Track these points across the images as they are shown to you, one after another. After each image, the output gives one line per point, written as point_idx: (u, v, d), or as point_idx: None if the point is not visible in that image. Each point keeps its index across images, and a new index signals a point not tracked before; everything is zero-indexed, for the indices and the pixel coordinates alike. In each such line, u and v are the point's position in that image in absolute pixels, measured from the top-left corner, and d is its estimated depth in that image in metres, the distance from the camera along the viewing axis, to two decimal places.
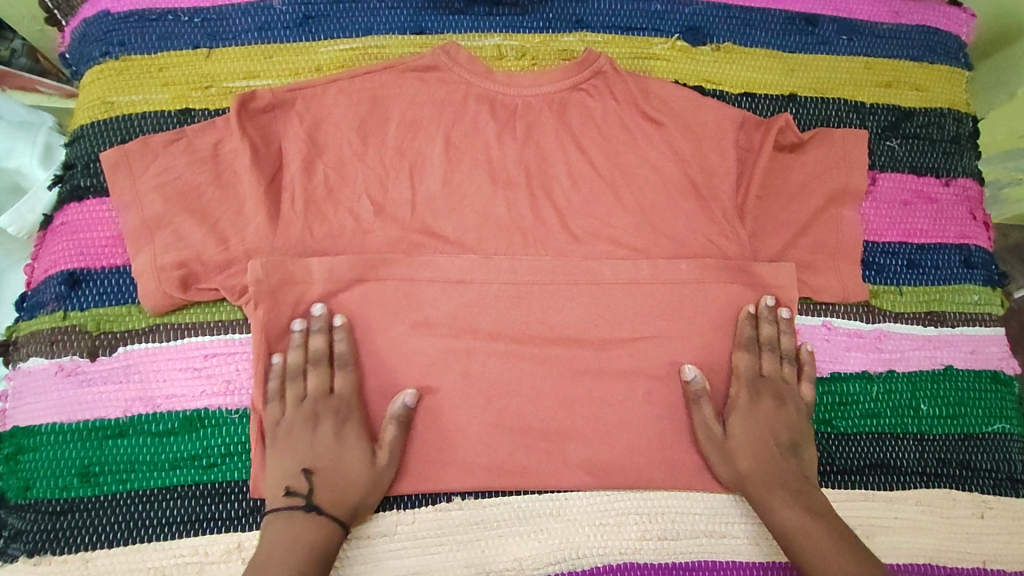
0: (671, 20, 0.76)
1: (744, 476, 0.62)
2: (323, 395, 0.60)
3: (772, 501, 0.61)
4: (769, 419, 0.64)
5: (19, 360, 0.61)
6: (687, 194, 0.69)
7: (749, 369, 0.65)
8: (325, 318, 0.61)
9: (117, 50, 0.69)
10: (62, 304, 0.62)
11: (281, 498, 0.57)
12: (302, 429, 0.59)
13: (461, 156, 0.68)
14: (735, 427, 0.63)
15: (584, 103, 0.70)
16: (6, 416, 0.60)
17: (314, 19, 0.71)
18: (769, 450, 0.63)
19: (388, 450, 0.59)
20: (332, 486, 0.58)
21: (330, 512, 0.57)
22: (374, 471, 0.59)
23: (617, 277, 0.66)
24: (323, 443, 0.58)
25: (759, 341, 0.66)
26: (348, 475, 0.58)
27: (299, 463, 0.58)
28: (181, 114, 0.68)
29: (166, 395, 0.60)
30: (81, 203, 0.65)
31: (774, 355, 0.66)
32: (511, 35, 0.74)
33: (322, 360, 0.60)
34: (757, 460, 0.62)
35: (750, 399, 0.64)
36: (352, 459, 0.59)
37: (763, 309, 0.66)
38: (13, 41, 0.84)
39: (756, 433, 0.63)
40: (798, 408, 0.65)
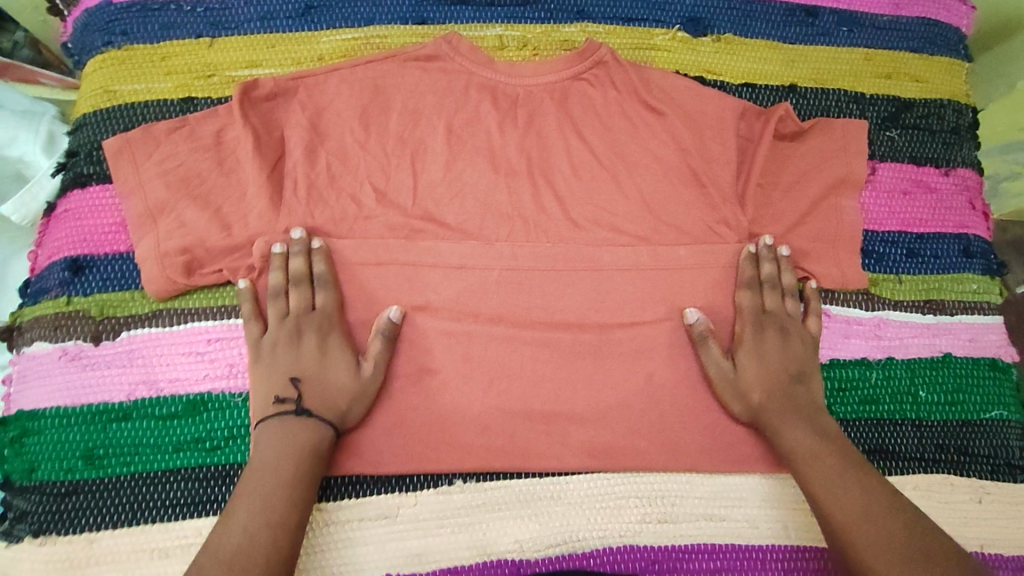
0: (672, 11, 0.77)
1: (758, 407, 0.63)
2: (306, 311, 0.61)
3: (785, 426, 0.62)
4: (777, 352, 0.65)
5: (23, 344, 0.62)
6: (687, 182, 0.69)
7: (753, 307, 0.66)
8: (303, 241, 0.61)
9: (120, 40, 0.69)
10: (66, 290, 0.62)
11: (270, 407, 0.58)
12: (286, 344, 0.60)
13: (462, 144, 0.68)
14: (744, 362, 0.64)
15: (585, 92, 0.71)
16: (12, 399, 0.61)
17: (316, 8, 0.72)
18: (780, 380, 0.64)
19: (373, 360, 0.61)
20: (320, 394, 0.59)
21: (321, 417, 0.58)
22: (360, 379, 0.60)
23: (617, 264, 0.66)
24: (308, 354, 0.60)
25: (761, 280, 0.67)
26: (335, 384, 0.59)
27: (286, 374, 0.59)
28: (184, 102, 0.69)
29: (170, 379, 0.61)
30: (85, 190, 0.65)
31: (777, 292, 0.67)
32: (512, 25, 0.74)
33: (301, 280, 0.61)
34: (768, 391, 0.64)
35: (756, 334, 0.65)
36: (339, 370, 0.60)
37: (762, 249, 0.67)
38: (16, 34, 0.86)
39: (765, 366, 0.64)
40: (803, 340, 0.67)
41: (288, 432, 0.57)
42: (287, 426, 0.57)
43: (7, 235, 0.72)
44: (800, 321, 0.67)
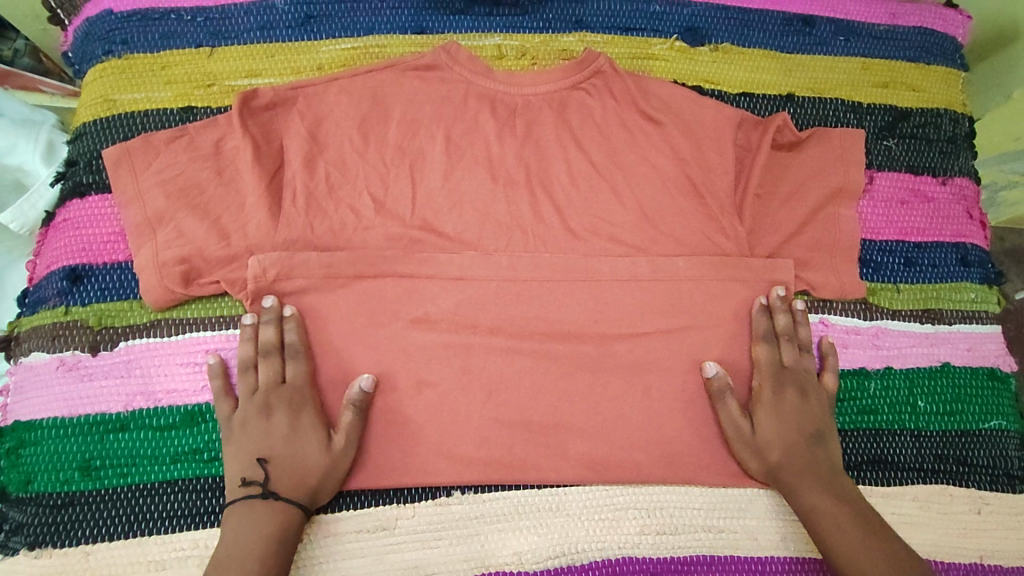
0: (670, 20, 0.77)
1: (776, 466, 0.63)
2: (276, 385, 0.60)
3: (801, 487, 0.62)
4: (795, 408, 0.64)
5: (21, 355, 0.62)
6: (686, 192, 0.70)
7: (770, 362, 0.66)
8: (274, 309, 0.61)
9: (120, 49, 0.69)
10: (63, 300, 0.62)
11: (237, 488, 0.57)
12: (256, 419, 0.59)
13: (461, 154, 0.68)
14: (763, 421, 0.64)
15: (583, 102, 0.71)
16: (8, 410, 0.60)
17: (316, 18, 0.72)
18: (799, 439, 0.63)
19: (344, 434, 0.59)
20: (289, 473, 0.58)
21: (290, 500, 0.57)
22: (331, 454, 0.59)
23: (616, 274, 0.66)
24: (277, 432, 0.59)
25: (776, 333, 0.66)
26: (304, 461, 0.58)
27: (254, 454, 0.58)
28: (183, 112, 0.69)
29: (167, 390, 0.61)
30: (83, 199, 0.65)
31: (793, 347, 0.66)
32: (511, 34, 0.75)
33: (270, 351, 0.60)
34: (786, 451, 0.63)
35: (774, 391, 0.65)
36: (308, 446, 0.59)
37: (775, 300, 0.67)
38: (17, 41, 0.86)
39: (784, 423, 0.64)
40: (821, 395, 0.66)
41: (254, 516, 0.56)
42: (253, 510, 0.56)
43: (5, 244, 0.72)
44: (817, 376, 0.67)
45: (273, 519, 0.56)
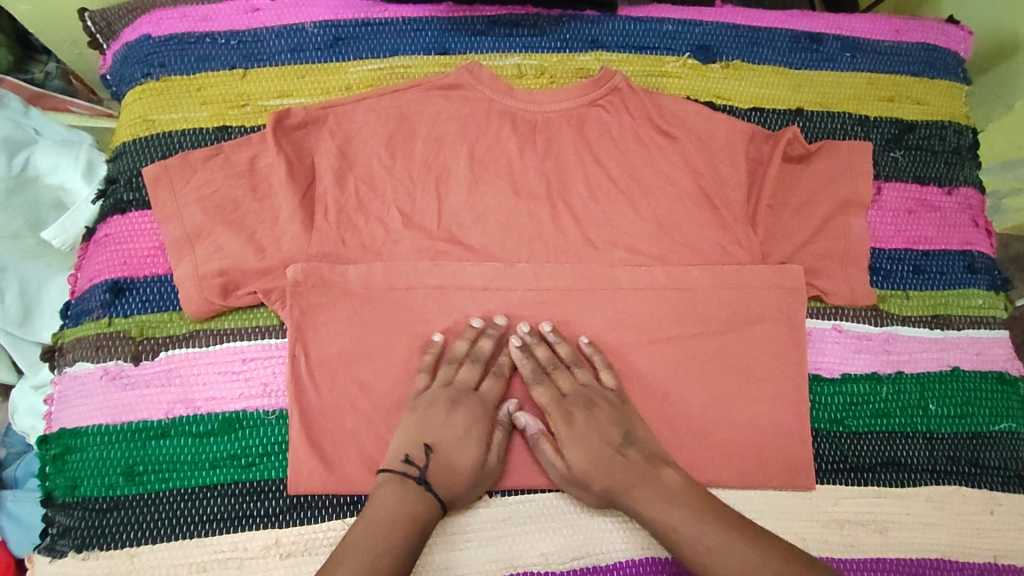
0: (682, 39, 0.80)
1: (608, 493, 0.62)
2: (471, 388, 0.64)
3: (637, 498, 0.60)
4: (588, 430, 0.63)
5: (64, 365, 0.64)
6: (700, 204, 0.73)
7: (550, 397, 0.65)
8: (502, 326, 0.66)
9: (158, 72, 0.73)
10: (106, 311, 0.65)
11: (399, 463, 0.60)
12: (440, 407, 0.62)
13: (485, 168, 0.71)
14: (570, 455, 0.62)
15: (601, 118, 0.74)
16: (53, 418, 0.63)
17: (343, 40, 0.75)
18: (609, 461, 0.62)
19: (498, 453, 0.63)
20: (444, 471, 0.60)
21: (432, 493, 0.59)
22: (483, 470, 0.62)
23: (634, 283, 0.69)
24: (451, 428, 0.62)
25: (543, 366, 0.66)
26: (459, 463, 0.61)
27: (421, 438, 0.61)
28: (218, 131, 0.72)
29: (206, 398, 0.63)
30: (124, 215, 0.68)
31: (563, 371, 0.66)
32: (530, 54, 0.78)
33: (484, 362, 0.65)
34: (603, 475, 0.62)
35: (564, 422, 0.63)
36: (469, 453, 0.61)
37: (525, 336, 0.67)
38: (48, 65, 0.92)
39: (590, 449, 0.62)
40: (613, 406, 0.64)
41: (405, 498, 0.57)
42: (407, 491, 0.58)
43: (42, 258, 0.75)
44: (602, 388, 0.65)
45: (423, 508, 0.57)
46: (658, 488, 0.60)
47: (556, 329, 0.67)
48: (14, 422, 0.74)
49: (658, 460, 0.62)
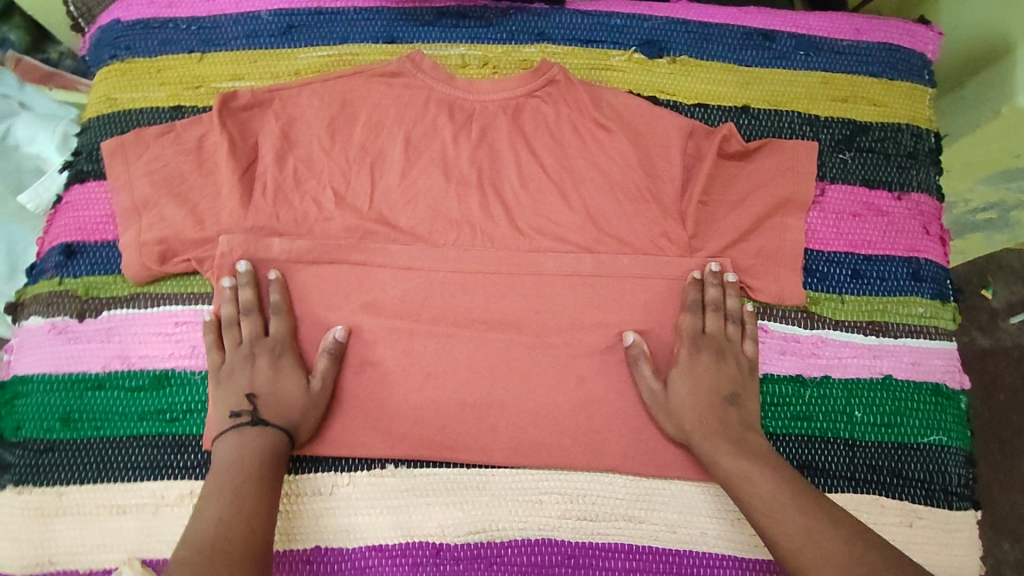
0: (629, 34, 0.80)
1: (689, 428, 0.65)
2: (259, 337, 0.67)
3: (716, 449, 0.63)
4: (710, 372, 0.67)
5: (19, 320, 0.71)
6: (632, 197, 0.73)
7: (692, 328, 0.69)
8: (248, 272, 0.67)
9: (124, 54, 0.78)
10: (59, 272, 0.70)
11: (228, 422, 0.64)
12: (241, 367, 0.66)
13: (419, 154, 0.75)
14: (678, 380, 0.67)
15: (538, 109, 0.76)
16: (8, 365, 0.69)
17: (296, 28, 0.79)
18: (710, 403, 0.66)
19: (320, 376, 0.66)
20: (272, 406, 0.64)
21: (274, 427, 0.63)
22: (309, 394, 0.65)
23: (558, 270, 0.71)
24: (261, 374, 0.66)
25: (705, 303, 0.70)
26: (284, 397, 0.65)
27: (239, 392, 0.65)
28: (173, 110, 0.76)
29: (140, 355, 0.68)
30: (82, 184, 0.74)
31: (719, 316, 0.70)
32: (475, 45, 0.79)
33: (252, 309, 0.67)
34: (697, 413, 0.66)
35: (690, 355, 0.68)
36: (289, 387, 0.65)
37: (707, 275, 0.70)
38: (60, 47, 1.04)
39: (696, 387, 0.67)
40: (742, 365, 0.68)
41: (242, 442, 0.62)
42: (242, 437, 0.62)
43: (28, 223, 0.82)
44: (737, 344, 0.69)
45: (264, 440, 0.62)
46: (722, 442, 0.64)
47: (738, 286, 0.71)
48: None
49: (752, 429, 0.65)
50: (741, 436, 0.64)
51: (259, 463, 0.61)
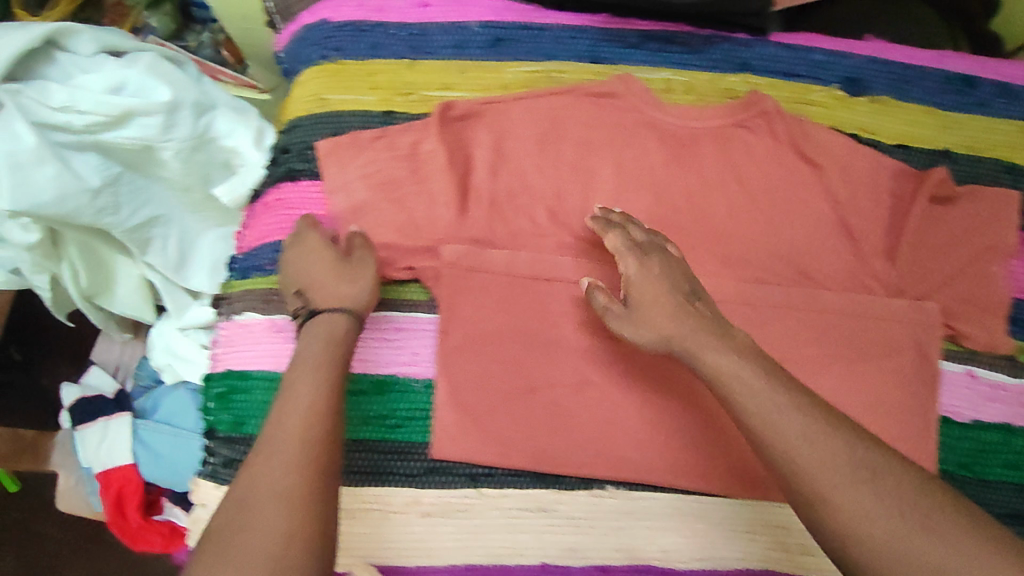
0: (831, 70, 0.81)
1: (667, 336, 0.63)
2: (289, 248, 0.70)
3: (704, 351, 0.61)
4: (663, 274, 0.66)
5: (234, 313, 0.74)
6: (838, 233, 0.76)
7: (624, 242, 0.68)
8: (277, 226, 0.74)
9: (334, 55, 0.78)
10: (277, 269, 0.74)
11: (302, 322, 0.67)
12: (290, 279, 0.69)
13: (629, 176, 0.76)
14: (640, 295, 0.66)
15: (745, 139, 0.77)
16: (222, 358, 0.73)
17: (504, 42, 0.79)
18: (672, 305, 0.64)
19: (354, 249, 0.69)
20: (320, 289, 0.67)
21: (330, 306, 0.66)
22: (347, 263, 0.68)
23: (769, 300, 0.74)
24: (301, 269, 0.68)
25: (625, 225, 0.70)
26: (325, 276, 0.67)
27: (295, 297, 0.68)
28: (385, 115, 0.76)
29: (360, 359, 0.71)
30: (295, 182, 0.75)
31: (642, 229, 0.70)
32: (680, 70, 0.80)
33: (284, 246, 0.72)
34: (670, 318, 0.63)
35: (638, 262, 0.67)
36: (328, 268, 0.68)
37: (604, 212, 0.72)
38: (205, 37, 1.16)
39: (659, 291, 0.65)
40: (677, 263, 0.68)
41: (323, 330, 0.65)
42: (324, 327, 0.65)
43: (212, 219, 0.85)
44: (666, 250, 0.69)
45: (325, 325, 0.65)
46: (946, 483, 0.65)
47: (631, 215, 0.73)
48: (150, 355, 1.04)
49: (721, 319, 0.65)
50: (717, 327, 0.63)
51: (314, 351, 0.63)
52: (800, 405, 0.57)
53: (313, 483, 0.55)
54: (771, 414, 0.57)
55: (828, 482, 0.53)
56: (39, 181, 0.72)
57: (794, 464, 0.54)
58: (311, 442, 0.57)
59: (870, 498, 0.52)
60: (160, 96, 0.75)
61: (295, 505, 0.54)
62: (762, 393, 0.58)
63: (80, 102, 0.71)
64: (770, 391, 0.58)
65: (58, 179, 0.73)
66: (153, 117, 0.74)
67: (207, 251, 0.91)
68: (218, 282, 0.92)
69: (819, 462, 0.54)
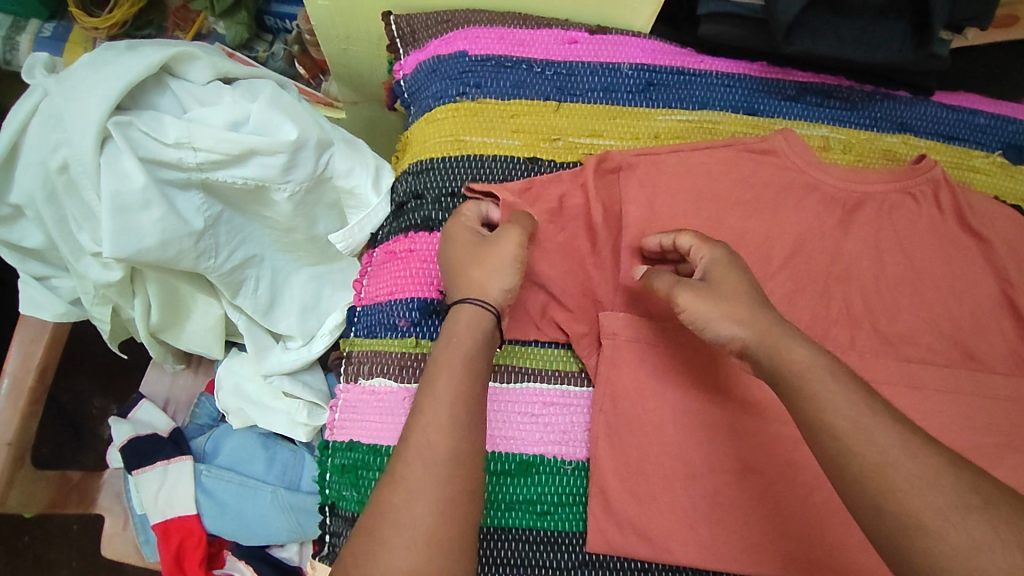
0: (992, 135, 0.78)
1: (751, 321, 0.55)
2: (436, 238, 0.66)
3: (787, 341, 0.54)
4: (739, 266, 0.60)
5: (360, 375, 0.66)
6: (1004, 312, 0.72)
7: (696, 238, 0.62)
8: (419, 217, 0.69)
9: (474, 92, 0.71)
10: (413, 331, 0.66)
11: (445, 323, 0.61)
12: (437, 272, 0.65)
13: (789, 242, 0.70)
14: (721, 274, 0.59)
15: (910, 206, 0.73)
16: (342, 426, 0.65)
17: (655, 86, 0.73)
18: (751, 295, 0.58)
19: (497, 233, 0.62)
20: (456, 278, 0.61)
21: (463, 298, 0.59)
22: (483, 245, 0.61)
23: (935, 383, 0.69)
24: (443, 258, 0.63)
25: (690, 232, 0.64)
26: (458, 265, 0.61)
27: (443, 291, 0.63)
28: (530, 162, 0.70)
29: (505, 436, 0.65)
30: (431, 234, 0.68)
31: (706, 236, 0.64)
32: (838, 127, 0.75)
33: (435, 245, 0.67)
34: (745, 300, 0.57)
35: (719, 252, 0.61)
36: (462, 255, 0.61)
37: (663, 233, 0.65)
38: (277, 46, 1.09)
39: (740, 280, 0.59)
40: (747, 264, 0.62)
41: (456, 343, 0.56)
42: (456, 340, 0.56)
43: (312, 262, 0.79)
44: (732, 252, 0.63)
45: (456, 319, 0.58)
46: None
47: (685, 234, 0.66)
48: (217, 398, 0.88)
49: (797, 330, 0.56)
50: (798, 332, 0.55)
51: (452, 377, 0.54)
52: (896, 418, 0.49)
53: (449, 532, 0.49)
54: (860, 426, 0.48)
55: (924, 504, 0.45)
56: (143, 224, 0.64)
57: (887, 486, 0.46)
58: (451, 490, 0.50)
59: (982, 528, 0.43)
60: (283, 133, 0.67)
61: (427, 569, 0.47)
62: (853, 401, 0.49)
63: (197, 139, 0.63)
64: (854, 400, 0.50)
65: (163, 222, 0.65)
66: (275, 156, 0.66)
67: (296, 295, 0.82)
68: (308, 326, 0.83)
69: (917, 481, 0.45)
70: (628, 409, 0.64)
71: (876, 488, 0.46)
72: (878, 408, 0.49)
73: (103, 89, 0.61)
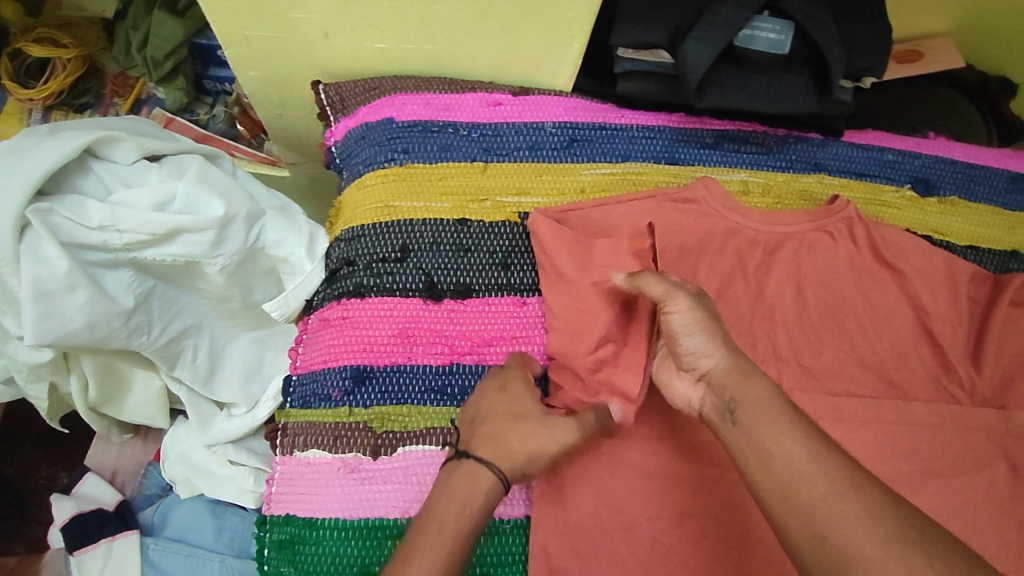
0: (901, 170, 0.83)
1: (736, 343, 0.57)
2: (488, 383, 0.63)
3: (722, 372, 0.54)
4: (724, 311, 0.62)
5: (295, 447, 0.66)
6: (920, 339, 0.75)
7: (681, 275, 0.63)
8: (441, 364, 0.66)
9: (402, 157, 0.73)
10: (347, 400, 0.66)
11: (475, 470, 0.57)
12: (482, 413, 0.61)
13: (713, 285, 0.73)
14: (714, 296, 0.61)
15: (827, 244, 0.76)
16: (277, 501, 0.64)
17: (579, 142, 0.76)
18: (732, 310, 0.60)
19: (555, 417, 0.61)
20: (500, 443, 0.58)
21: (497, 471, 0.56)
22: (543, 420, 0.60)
23: (860, 414, 0.71)
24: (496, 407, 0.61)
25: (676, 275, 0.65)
26: (506, 426, 0.59)
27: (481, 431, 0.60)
28: (458, 224, 0.71)
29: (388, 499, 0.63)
30: (363, 299, 0.68)
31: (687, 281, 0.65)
32: (756, 172, 0.79)
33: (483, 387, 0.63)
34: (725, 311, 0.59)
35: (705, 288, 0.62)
36: (514, 415, 0.60)
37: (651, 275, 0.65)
38: (218, 108, 1.10)
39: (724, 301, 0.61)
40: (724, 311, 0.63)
41: (457, 510, 0.54)
42: (458, 509, 0.54)
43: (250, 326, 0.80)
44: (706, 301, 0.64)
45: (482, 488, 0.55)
46: None
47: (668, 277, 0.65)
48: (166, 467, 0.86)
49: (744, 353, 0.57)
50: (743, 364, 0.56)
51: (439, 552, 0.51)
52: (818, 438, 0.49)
53: None
54: (767, 463, 0.49)
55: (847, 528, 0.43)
56: (68, 308, 0.63)
57: (800, 517, 0.46)
58: None
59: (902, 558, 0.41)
60: (212, 210, 0.67)
61: None
62: (776, 432, 0.50)
63: (122, 221, 0.63)
64: (768, 433, 0.50)
65: (90, 305, 0.64)
66: (203, 232, 0.67)
67: (237, 361, 0.81)
68: (251, 393, 0.82)
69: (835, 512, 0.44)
70: (567, 465, 0.65)
71: (788, 517, 0.46)
72: (790, 434, 0.49)
73: (21, 178, 0.61)
